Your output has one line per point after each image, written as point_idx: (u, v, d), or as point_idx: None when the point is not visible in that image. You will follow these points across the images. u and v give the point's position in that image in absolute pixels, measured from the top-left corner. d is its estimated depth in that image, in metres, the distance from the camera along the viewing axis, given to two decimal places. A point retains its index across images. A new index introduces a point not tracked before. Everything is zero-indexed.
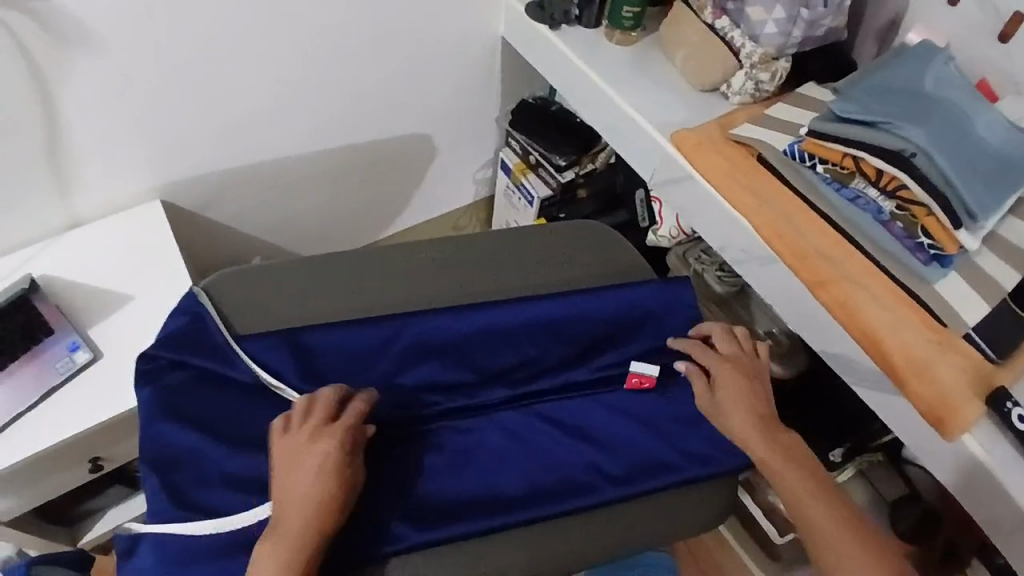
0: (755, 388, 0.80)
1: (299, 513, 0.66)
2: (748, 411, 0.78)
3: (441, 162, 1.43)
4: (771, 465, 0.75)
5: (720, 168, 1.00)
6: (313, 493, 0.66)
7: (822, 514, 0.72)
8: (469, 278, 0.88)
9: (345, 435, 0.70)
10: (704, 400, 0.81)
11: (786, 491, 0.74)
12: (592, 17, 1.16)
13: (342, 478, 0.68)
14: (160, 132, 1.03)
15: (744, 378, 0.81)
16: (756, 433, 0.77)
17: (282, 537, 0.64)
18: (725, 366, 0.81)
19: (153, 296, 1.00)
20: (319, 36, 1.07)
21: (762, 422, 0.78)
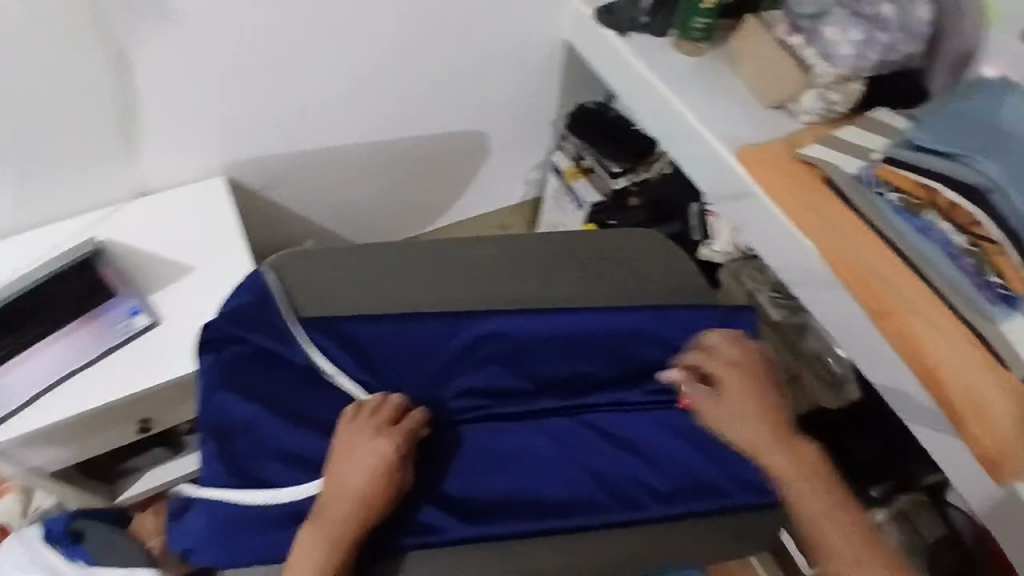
0: (762, 396, 0.78)
1: (343, 509, 0.69)
2: (756, 421, 0.76)
3: (494, 160, 1.44)
4: (784, 479, 0.73)
5: (785, 186, 0.99)
6: (361, 495, 0.69)
7: (836, 530, 0.70)
8: (523, 282, 0.88)
9: (400, 442, 0.71)
10: (709, 411, 0.78)
11: (798, 504, 0.72)
12: (662, 24, 1.15)
13: (389, 484, 0.70)
14: (226, 109, 1.05)
15: (754, 388, 0.78)
16: (767, 444, 0.75)
17: (324, 530, 0.68)
18: (737, 375, 0.79)
19: (210, 270, 1.02)
20: (386, 26, 1.07)
21: (775, 431, 0.75)
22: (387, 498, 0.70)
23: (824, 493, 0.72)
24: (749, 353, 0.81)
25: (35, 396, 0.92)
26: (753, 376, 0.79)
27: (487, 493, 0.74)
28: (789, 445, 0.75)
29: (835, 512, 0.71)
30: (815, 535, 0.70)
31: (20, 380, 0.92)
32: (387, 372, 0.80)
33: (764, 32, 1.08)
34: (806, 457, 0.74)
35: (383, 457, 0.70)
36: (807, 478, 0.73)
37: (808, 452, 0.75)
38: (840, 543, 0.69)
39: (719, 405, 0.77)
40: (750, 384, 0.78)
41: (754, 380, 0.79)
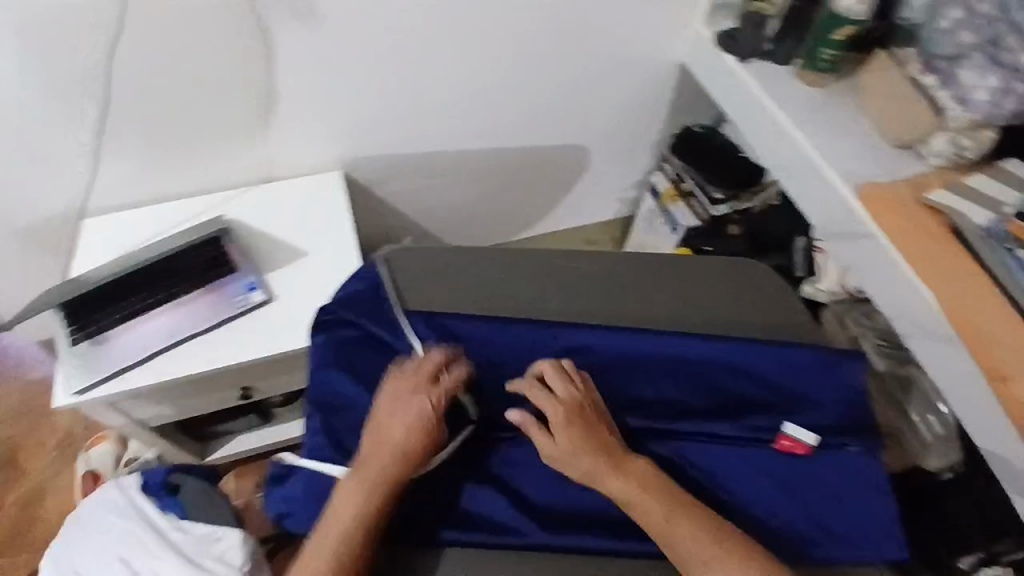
0: (591, 424, 0.73)
1: (384, 462, 0.72)
2: (595, 454, 0.72)
3: (591, 175, 1.45)
4: (636, 512, 0.70)
5: (908, 231, 0.94)
6: (397, 447, 0.72)
7: (695, 548, 0.68)
8: (618, 301, 0.91)
9: (434, 399, 0.74)
10: (552, 453, 0.73)
11: (657, 536, 0.69)
12: (785, 53, 1.12)
13: (423, 438, 0.73)
14: (354, 108, 1.12)
15: (579, 418, 0.73)
16: (608, 478, 0.71)
17: (362, 477, 0.71)
18: (552, 406, 0.73)
19: (323, 256, 1.09)
20: (511, 40, 1.11)
21: (611, 460, 0.72)
22: (421, 452, 0.73)
23: (669, 509, 0.69)
24: (572, 379, 0.76)
25: (155, 352, 0.99)
26: (570, 403, 0.73)
27: (569, 507, 0.74)
28: (624, 470, 0.71)
29: (688, 529, 0.68)
30: (679, 557, 0.68)
31: (144, 337, 1.00)
32: (485, 373, 0.82)
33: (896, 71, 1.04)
34: (647, 478, 0.71)
35: (426, 415, 0.73)
36: (654, 500, 0.70)
37: (646, 470, 0.72)
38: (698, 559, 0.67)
39: (551, 440, 0.73)
40: (576, 414, 0.73)
41: (578, 411, 0.73)
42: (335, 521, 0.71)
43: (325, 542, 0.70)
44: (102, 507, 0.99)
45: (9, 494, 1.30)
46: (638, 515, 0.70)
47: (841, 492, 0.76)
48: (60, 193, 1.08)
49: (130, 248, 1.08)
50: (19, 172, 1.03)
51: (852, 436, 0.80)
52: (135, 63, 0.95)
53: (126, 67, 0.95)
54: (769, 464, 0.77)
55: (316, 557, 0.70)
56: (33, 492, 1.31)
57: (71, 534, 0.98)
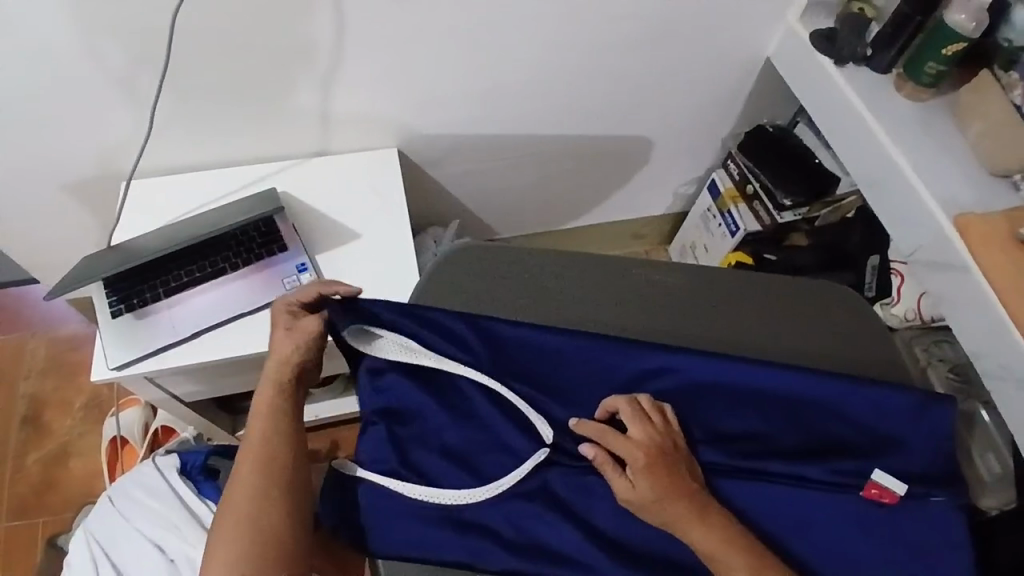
0: (671, 469, 0.70)
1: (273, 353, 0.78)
2: (675, 502, 0.68)
3: (652, 169, 1.38)
4: (716, 563, 0.66)
5: (1007, 268, 0.87)
6: (279, 340, 0.76)
7: None
8: (695, 319, 0.88)
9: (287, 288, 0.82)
10: (626, 497, 0.69)
11: None
12: (885, 61, 1.05)
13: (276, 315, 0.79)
14: (422, 85, 1.06)
15: (659, 463, 0.70)
16: (689, 527, 0.67)
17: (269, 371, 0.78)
18: (632, 449, 0.70)
19: (378, 241, 1.03)
20: (594, 25, 1.04)
21: (694, 508, 0.68)
22: (302, 327, 0.75)
23: (746, 564, 0.66)
24: (650, 419, 0.73)
25: (199, 331, 0.94)
26: (649, 445, 0.70)
27: (647, 543, 0.71)
28: (707, 521, 0.68)
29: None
30: None
31: (191, 313, 0.95)
32: (557, 389, 0.77)
33: (1000, 94, 0.97)
34: (730, 533, 0.67)
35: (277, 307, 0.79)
36: (735, 556, 0.66)
37: (725, 521, 0.68)
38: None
39: (629, 483, 0.70)
40: (656, 460, 0.70)
41: (657, 454, 0.70)
42: (258, 415, 0.73)
43: (251, 433, 0.72)
44: (139, 488, 0.95)
45: (35, 451, 1.27)
46: (718, 566, 0.66)
47: (932, 550, 0.72)
48: (113, 151, 1.02)
49: (177, 216, 1.03)
50: (73, 126, 0.97)
51: (941, 486, 0.75)
52: (207, 15, 0.88)
53: (198, 18, 0.88)
54: (856, 514, 0.73)
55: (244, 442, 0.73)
56: (58, 451, 1.27)
57: (105, 513, 0.94)
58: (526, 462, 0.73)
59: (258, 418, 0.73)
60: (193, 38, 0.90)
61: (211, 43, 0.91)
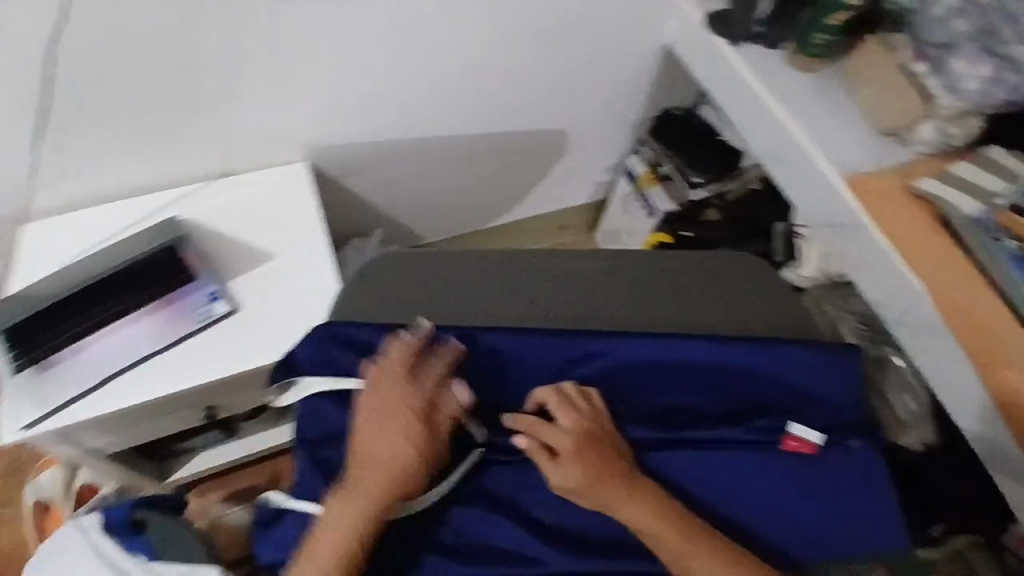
0: (602, 452, 0.71)
1: (392, 424, 0.71)
2: (608, 484, 0.69)
3: (569, 160, 1.40)
4: (650, 537, 0.68)
5: (901, 221, 0.94)
6: (371, 424, 0.71)
7: (704, 563, 0.66)
8: (618, 301, 0.89)
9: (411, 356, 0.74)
10: (558, 483, 0.70)
11: (671, 558, 0.67)
12: (777, 38, 1.08)
13: (399, 388, 0.72)
14: (326, 95, 1.03)
15: (589, 447, 0.71)
16: (622, 505, 0.69)
17: (373, 434, 0.71)
18: (562, 436, 0.71)
19: (292, 260, 0.99)
20: (493, 19, 1.04)
21: (626, 486, 0.69)
22: (447, 410, 0.72)
23: (679, 534, 0.67)
24: (576, 405, 0.74)
25: (111, 375, 0.90)
26: (577, 431, 0.71)
27: (589, 529, 0.71)
28: (640, 499, 0.69)
29: (698, 547, 0.67)
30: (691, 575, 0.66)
31: (101, 357, 0.91)
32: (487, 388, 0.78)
33: (889, 58, 1.03)
34: (662, 507, 0.69)
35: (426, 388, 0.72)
36: (668, 529, 0.68)
37: (657, 495, 0.70)
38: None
39: (562, 470, 0.70)
40: (586, 446, 0.71)
41: (586, 439, 0.71)
42: (374, 495, 0.68)
43: (361, 510, 0.67)
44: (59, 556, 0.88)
45: None
46: (655, 541, 0.67)
47: (858, 493, 0.76)
48: None
49: (73, 257, 0.97)
50: None
51: (857, 431, 0.79)
52: (84, 39, 0.83)
53: (75, 42, 0.82)
54: (781, 470, 0.75)
55: (347, 515, 0.67)
56: None
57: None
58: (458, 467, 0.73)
59: (373, 499, 0.68)
60: (73, 64, 0.84)
61: (93, 69, 0.86)
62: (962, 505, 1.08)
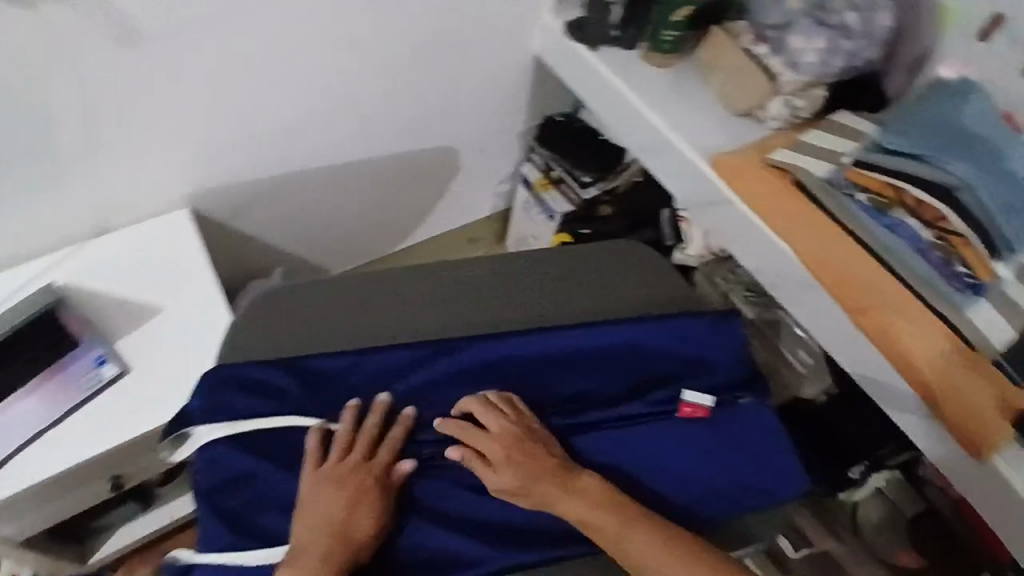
0: (533, 452, 0.73)
1: (343, 495, 0.70)
2: (543, 482, 0.72)
3: (464, 176, 1.42)
4: (592, 528, 0.70)
5: (763, 194, 1.01)
6: (324, 493, 0.70)
7: (644, 546, 0.68)
8: (514, 303, 0.91)
9: (368, 426, 0.74)
10: (496, 488, 0.72)
11: (613, 545, 0.69)
12: (631, 38, 1.16)
13: (356, 459, 0.72)
14: (196, 139, 1.02)
15: (520, 449, 0.73)
16: (560, 500, 0.71)
17: (319, 509, 0.69)
18: (490, 443, 0.73)
19: (180, 311, 0.97)
20: (359, 45, 1.05)
21: (560, 482, 0.72)
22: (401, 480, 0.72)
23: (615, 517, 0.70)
24: (502, 410, 0.75)
25: (11, 454, 0.87)
26: (505, 435, 0.73)
27: (517, 522, 0.73)
28: (574, 491, 0.71)
29: (637, 531, 0.69)
30: (633, 558, 0.69)
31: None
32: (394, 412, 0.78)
33: (732, 46, 1.09)
34: (598, 496, 0.71)
35: (383, 458, 0.73)
36: (605, 515, 0.70)
37: (593, 485, 0.72)
38: (645, 557, 0.68)
39: (495, 474, 0.73)
40: (516, 448, 0.73)
41: (515, 441, 0.73)
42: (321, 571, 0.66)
43: None
44: None
45: None
46: (595, 530, 0.70)
47: (755, 444, 0.82)
48: None
49: None
50: None
51: (747, 389, 0.86)
52: None
53: None
54: (678, 434, 0.81)
55: None
56: None
57: None
58: None
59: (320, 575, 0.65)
60: None
61: None
62: (861, 443, 1.19)
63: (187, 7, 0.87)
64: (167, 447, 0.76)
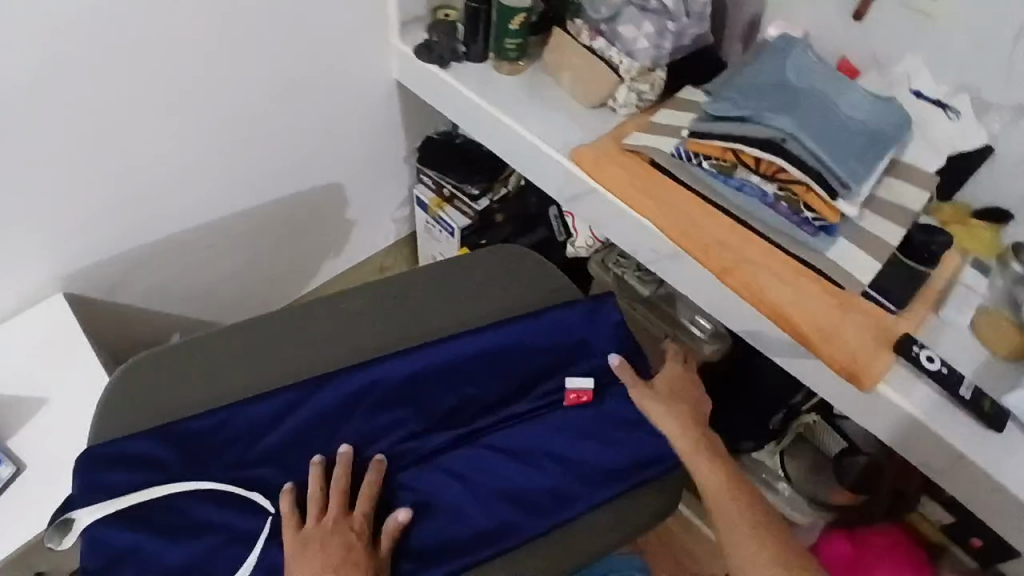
0: (692, 397, 0.89)
1: (332, 556, 0.72)
2: (683, 416, 0.86)
3: (357, 208, 1.44)
4: (698, 469, 0.83)
5: (622, 180, 1.06)
6: (313, 554, 0.72)
7: (734, 504, 0.80)
8: (394, 327, 0.94)
9: (343, 483, 0.78)
10: (638, 395, 0.88)
11: (710, 489, 0.82)
12: (479, 52, 1.20)
13: (337, 518, 0.75)
14: (57, 225, 1.02)
15: (682, 390, 0.90)
16: (684, 435, 0.85)
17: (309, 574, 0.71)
18: (666, 371, 0.91)
19: (69, 398, 0.97)
20: (209, 104, 1.07)
21: (693, 427, 0.86)
22: (387, 528, 0.75)
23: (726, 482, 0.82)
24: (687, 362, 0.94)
25: None
26: (679, 373, 0.91)
27: (425, 538, 0.78)
28: (702, 441, 0.85)
29: (732, 491, 0.81)
30: (720, 510, 0.80)
31: None
32: (284, 458, 0.80)
33: (573, 42, 1.14)
34: (716, 455, 0.84)
35: (360, 512, 0.76)
36: (715, 467, 0.83)
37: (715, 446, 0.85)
38: (732, 513, 0.79)
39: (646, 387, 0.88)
40: (682, 388, 0.90)
41: (682, 382, 0.91)
42: None
43: None
44: None
45: None
46: (697, 469, 0.83)
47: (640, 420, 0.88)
48: None
49: None
50: None
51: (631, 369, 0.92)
52: None
53: None
54: (566, 425, 0.86)
55: None
56: None
57: None
58: (259, 541, 0.74)
59: None
60: None
61: None
62: (770, 398, 1.23)
63: (6, 96, 0.87)
64: (51, 538, 0.72)
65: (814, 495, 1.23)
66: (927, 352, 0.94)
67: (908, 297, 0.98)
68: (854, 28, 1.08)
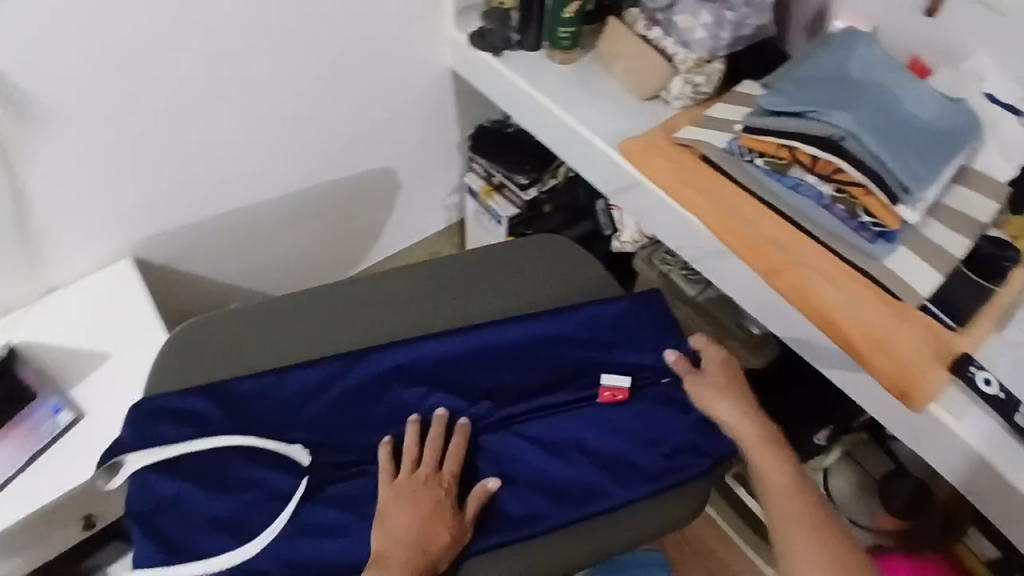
0: (747, 389, 0.86)
1: (423, 506, 0.76)
2: (739, 408, 0.84)
3: (409, 192, 1.47)
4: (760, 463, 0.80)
5: (672, 172, 1.03)
6: (405, 503, 0.76)
7: (798, 500, 0.77)
8: (433, 309, 0.96)
9: (436, 441, 0.81)
10: (692, 386, 0.86)
11: (772, 483, 0.79)
12: (533, 39, 1.20)
13: (430, 472, 0.79)
14: (127, 194, 1.09)
15: (738, 380, 0.86)
16: (742, 426, 0.82)
17: (399, 520, 0.75)
18: (717, 361, 0.88)
19: (130, 356, 1.04)
20: (270, 85, 1.12)
21: (752, 418, 0.83)
22: (474, 490, 0.79)
23: (791, 478, 0.79)
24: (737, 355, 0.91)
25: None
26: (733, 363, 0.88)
27: None
28: (765, 432, 0.82)
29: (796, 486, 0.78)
30: (781, 506, 0.77)
31: None
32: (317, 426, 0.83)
33: (629, 30, 1.13)
34: (778, 446, 0.81)
35: (450, 471, 0.80)
36: (778, 460, 0.80)
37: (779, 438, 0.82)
38: (793, 510, 0.76)
39: (700, 378, 0.86)
40: (735, 379, 0.86)
41: (736, 372, 0.87)
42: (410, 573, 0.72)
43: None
44: None
45: None
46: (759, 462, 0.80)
47: (671, 419, 0.86)
48: None
49: None
50: None
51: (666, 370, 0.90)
52: None
53: None
54: (595, 419, 0.86)
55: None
56: None
57: None
58: (291, 501, 0.78)
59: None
60: None
61: None
62: (818, 409, 1.18)
63: (84, 73, 0.94)
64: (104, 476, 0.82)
65: (850, 514, 1.17)
66: (986, 374, 0.88)
67: (974, 312, 0.91)
68: (927, 23, 1.02)
